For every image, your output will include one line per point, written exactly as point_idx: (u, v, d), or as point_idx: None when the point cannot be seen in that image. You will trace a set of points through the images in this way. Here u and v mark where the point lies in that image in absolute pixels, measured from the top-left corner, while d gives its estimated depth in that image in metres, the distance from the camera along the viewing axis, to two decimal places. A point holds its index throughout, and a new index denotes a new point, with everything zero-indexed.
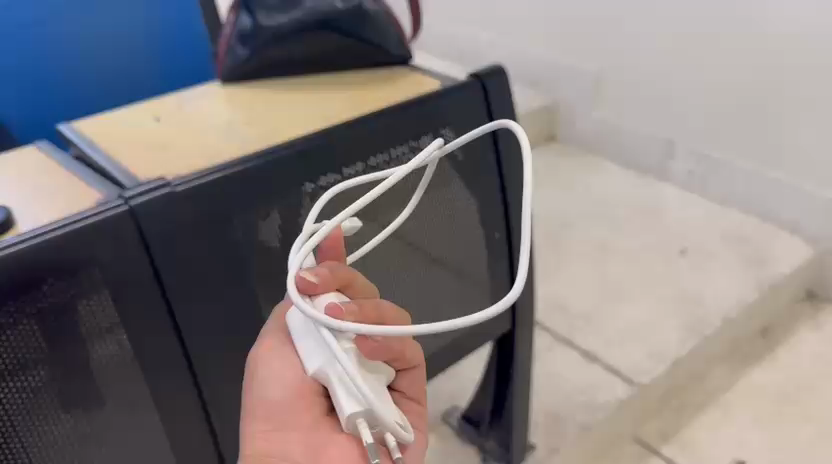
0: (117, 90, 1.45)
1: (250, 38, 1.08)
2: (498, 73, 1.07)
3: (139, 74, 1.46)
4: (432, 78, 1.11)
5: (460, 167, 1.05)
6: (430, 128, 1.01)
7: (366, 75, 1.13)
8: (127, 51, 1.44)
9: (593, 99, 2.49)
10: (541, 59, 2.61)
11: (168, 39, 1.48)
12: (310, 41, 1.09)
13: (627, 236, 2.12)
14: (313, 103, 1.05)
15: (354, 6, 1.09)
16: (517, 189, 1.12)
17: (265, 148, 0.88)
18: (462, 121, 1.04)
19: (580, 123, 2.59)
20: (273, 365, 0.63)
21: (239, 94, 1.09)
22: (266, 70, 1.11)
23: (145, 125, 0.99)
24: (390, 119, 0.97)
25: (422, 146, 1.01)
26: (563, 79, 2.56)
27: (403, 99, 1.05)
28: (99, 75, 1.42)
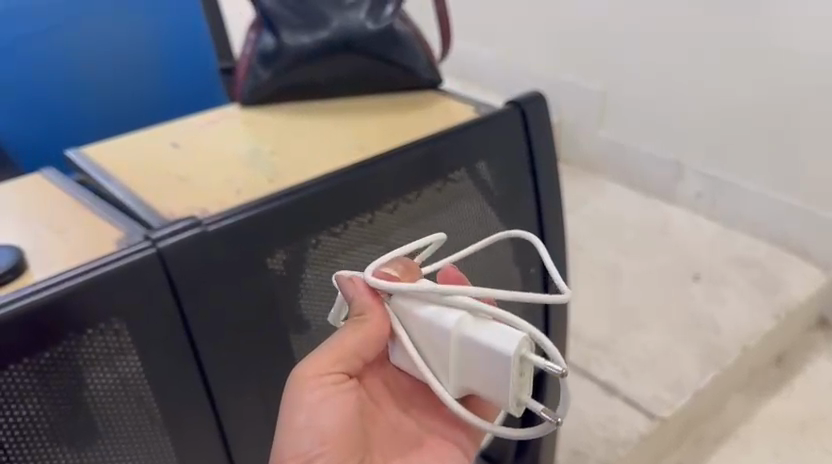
0: (118, 109, 1.37)
1: (272, 61, 1.02)
2: (540, 101, 1.01)
3: (140, 88, 1.39)
4: (465, 104, 1.06)
5: (496, 201, 0.99)
6: (470, 158, 0.96)
7: (394, 98, 1.07)
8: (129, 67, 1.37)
9: (597, 116, 2.45)
10: (543, 74, 2.57)
11: (166, 50, 1.40)
12: (336, 63, 1.03)
13: (637, 259, 2.07)
14: (343, 128, 0.99)
15: (384, 27, 1.04)
16: (553, 223, 1.06)
17: (301, 182, 0.82)
18: (501, 151, 0.99)
19: (583, 141, 2.55)
20: (324, 404, 0.68)
21: (261, 118, 1.02)
22: (287, 92, 1.05)
23: (161, 152, 0.92)
24: (429, 150, 0.91)
25: (457, 181, 0.95)
26: (566, 95, 2.52)
27: (439, 127, 0.99)
28: (100, 91, 1.34)
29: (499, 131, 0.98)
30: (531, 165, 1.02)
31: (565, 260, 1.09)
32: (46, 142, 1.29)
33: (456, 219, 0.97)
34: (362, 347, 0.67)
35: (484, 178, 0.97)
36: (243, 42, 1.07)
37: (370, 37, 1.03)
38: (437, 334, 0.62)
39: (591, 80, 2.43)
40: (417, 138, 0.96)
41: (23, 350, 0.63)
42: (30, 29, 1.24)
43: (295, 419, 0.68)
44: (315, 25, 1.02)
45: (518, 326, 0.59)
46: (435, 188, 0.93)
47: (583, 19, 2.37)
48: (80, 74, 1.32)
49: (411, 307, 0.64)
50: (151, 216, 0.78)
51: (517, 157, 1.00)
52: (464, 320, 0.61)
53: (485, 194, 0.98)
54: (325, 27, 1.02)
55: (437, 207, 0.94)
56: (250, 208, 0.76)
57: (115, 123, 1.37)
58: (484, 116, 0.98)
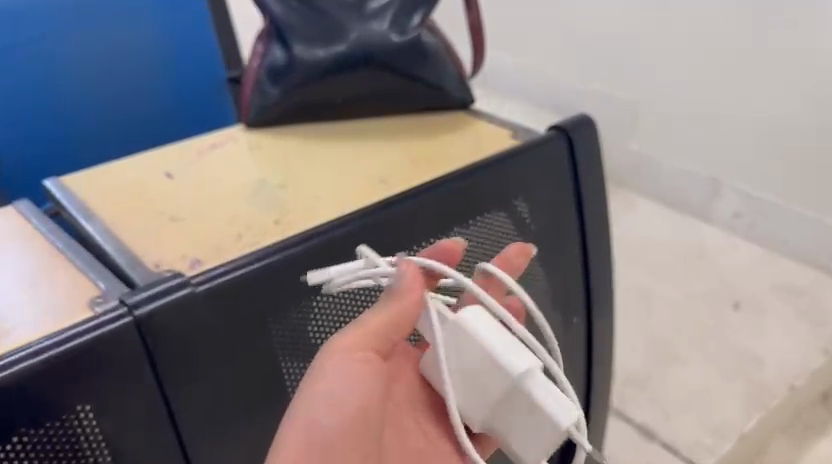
0: (122, 116, 1.11)
1: (283, 79, 0.90)
2: (589, 127, 0.88)
3: (151, 100, 1.14)
4: (501, 128, 0.93)
5: (536, 243, 0.86)
6: (510, 195, 0.83)
7: (422, 121, 0.94)
8: (140, 75, 1.12)
9: (628, 128, 2.25)
10: (569, 82, 2.39)
11: (179, 56, 1.15)
12: (357, 80, 0.91)
13: (673, 284, 1.90)
14: (365, 156, 0.86)
15: (412, 39, 0.91)
16: (602, 268, 0.93)
17: (312, 228, 0.69)
18: (544, 188, 0.85)
19: (612, 155, 2.33)
20: (346, 384, 0.52)
21: (271, 142, 0.89)
22: (300, 111, 0.92)
23: (152, 184, 0.79)
24: (460, 185, 0.78)
25: (493, 221, 0.82)
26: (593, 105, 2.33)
27: (475, 158, 0.86)
28: (102, 98, 1.09)
29: (543, 163, 0.85)
30: (577, 200, 0.88)
31: (613, 306, 0.96)
32: (35, 158, 1.04)
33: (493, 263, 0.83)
34: (402, 322, 0.53)
35: (523, 217, 0.84)
36: (250, 54, 0.94)
37: (392, 53, 0.90)
38: (486, 363, 0.51)
39: (620, 89, 2.23)
40: (449, 171, 0.83)
41: (16, 419, 0.53)
42: (13, 19, 1.00)
43: (305, 400, 0.52)
44: (330, 37, 0.89)
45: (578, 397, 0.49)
46: (468, 229, 0.80)
47: (612, 22, 2.17)
48: (77, 73, 1.07)
49: (467, 325, 0.52)
50: (130, 268, 0.65)
51: (563, 192, 0.87)
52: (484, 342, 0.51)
53: (528, 235, 0.85)
54: (344, 39, 0.89)
55: (471, 252, 0.81)
56: (251, 261, 0.63)
57: (120, 134, 1.11)
58: (524, 144, 0.85)
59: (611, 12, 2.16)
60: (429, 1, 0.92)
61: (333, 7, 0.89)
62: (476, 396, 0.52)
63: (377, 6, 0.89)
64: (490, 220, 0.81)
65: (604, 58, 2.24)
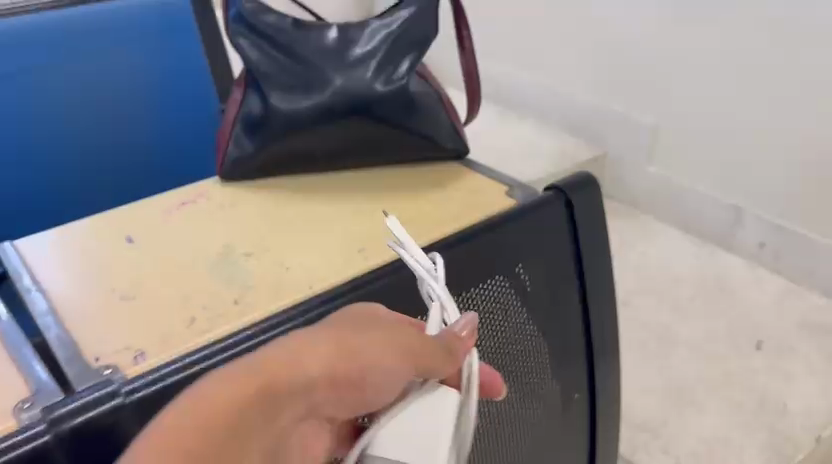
0: (121, 160, 1.09)
1: (261, 132, 0.83)
2: (593, 189, 0.80)
3: (143, 139, 1.10)
4: (497, 182, 0.85)
5: (537, 315, 0.78)
6: (505, 265, 0.74)
7: (410, 176, 0.87)
8: (131, 113, 1.09)
9: (645, 152, 2.05)
10: (582, 97, 2.16)
11: (171, 91, 1.11)
12: (340, 131, 0.84)
13: (691, 320, 1.75)
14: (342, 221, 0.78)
15: (399, 86, 0.83)
16: (605, 340, 0.84)
17: (275, 315, 0.61)
18: (542, 255, 0.77)
19: (629, 176, 2.13)
20: (348, 356, 0.40)
21: (242, 203, 0.82)
22: (279, 165, 0.86)
23: (111, 253, 0.73)
24: (450, 258, 0.70)
25: (489, 294, 0.74)
26: (605, 124, 2.12)
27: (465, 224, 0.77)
28: (94, 140, 1.06)
29: (541, 229, 0.77)
30: (579, 265, 0.80)
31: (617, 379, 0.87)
32: (36, 207, 1.02)
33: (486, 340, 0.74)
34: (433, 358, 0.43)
35: (522, 288, 0.76)
36: (229, 102, 0.88)
37: (378, 104, 0.83)
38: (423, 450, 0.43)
39: (638, 109, 2.02)
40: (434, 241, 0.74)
41: None
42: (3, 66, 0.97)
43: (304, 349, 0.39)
44: (311, 87, 0.82)
45: None
46: (461, 305, 0.72)
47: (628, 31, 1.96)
48: (73, 118, 1.04)
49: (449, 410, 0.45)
50: (63, 362, 0.58)
51: (564, 257, 0.79)
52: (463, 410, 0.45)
53: (525, 307, 0.77)
54: (325, 87, 0.81)
55: None
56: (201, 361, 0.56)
57: (121, 179, 1.09)
58: (519, 207, 0.77)
59: (629, 23, 1.96)
60: (418, 47, 0.84)
61: (314, 55, 0.82)
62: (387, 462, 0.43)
63: (361, 53, 0.82)
64: (481, 293, 0.73)
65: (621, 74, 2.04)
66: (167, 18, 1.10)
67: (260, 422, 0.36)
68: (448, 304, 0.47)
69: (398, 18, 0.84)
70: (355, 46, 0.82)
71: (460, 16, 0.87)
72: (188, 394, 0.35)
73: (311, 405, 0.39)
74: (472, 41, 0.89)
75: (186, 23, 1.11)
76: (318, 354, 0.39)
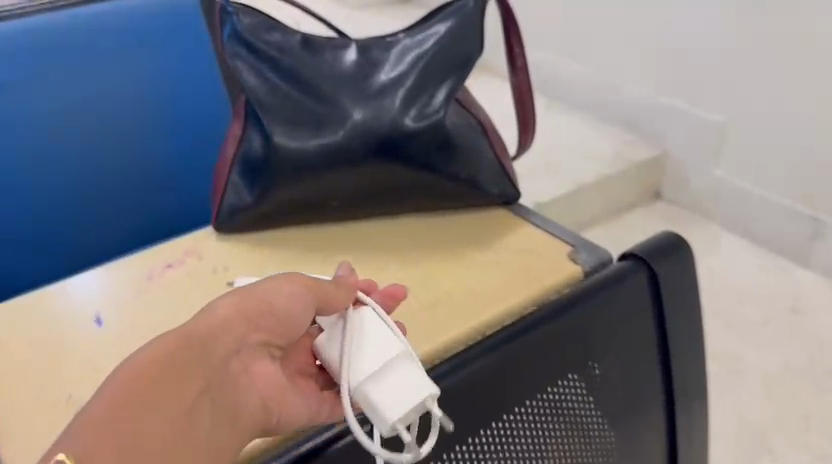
0: (111, 204, 0.83)
1: (263, 176, 0.68)
2: (686, 257, 0.63)
3: (144, 160, 0.84)
4: (554, 237, 0.68)
5: (614, 426, 0.59)
6: (573, 360, 0.56)
7: (445, 227, 0.71)
8: (128, 125, 0.82)
9: (710, 150, 1.54)
10: (634, 87, 1.66)
11: (177, 94, 0.85)
12: (359, 174, 0.68)
13: (761, 347, 1.32)
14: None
15: (434, 120, 0.66)
16: (692, 430, 0.64)
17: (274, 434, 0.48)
18: (619, 345, 0.59)
19: (687, 176, 1.62)
20: (263, 297, 0.45)
21: (239, 266, 0.67)
22: (285, 213, 0.70)
23: (75, 343, 0.59)
24: (500, 357, 0.53)
25: (551, 402, 0.56)
26: (660, 119, 1.62)
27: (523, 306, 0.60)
28: (80, 163, 0.80)
29: (618, 310, 0.58)
30: (664, 355, 0.61)
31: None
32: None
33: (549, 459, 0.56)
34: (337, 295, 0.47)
35: (594, 392, 0.58)
36: (227, 135, 0.72)
37: (408, 143, 0.66)
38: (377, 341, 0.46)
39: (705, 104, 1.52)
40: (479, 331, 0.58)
41: None
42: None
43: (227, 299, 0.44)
44: (323, 123, 0.66)
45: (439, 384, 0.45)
46: (516, 420, 0.54)
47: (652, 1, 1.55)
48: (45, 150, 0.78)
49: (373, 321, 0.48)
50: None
51: (645, 345, 0.60)
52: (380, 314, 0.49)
53: (597, 412, 0.58)
54: (343, 123, 0.65)
55: (523, 448, 0.54)
56: None
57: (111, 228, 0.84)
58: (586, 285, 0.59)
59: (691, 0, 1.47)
60: (459, 70, 0.67)
61: (328, 81, 0.66)
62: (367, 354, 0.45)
63: (388, 79, 0.66)
64: (544, 402, 0.55)
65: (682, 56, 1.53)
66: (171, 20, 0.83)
67: (188, 369, 0.40)
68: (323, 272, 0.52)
69: (433, 34, 0.67)
70: (380, 70, 0.66)
71: (510, 28, 0.70)
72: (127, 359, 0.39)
73: (241, 345, 0.44)
74: (526, 59, 0.71)
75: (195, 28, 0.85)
76: (217, 314, 0.43)
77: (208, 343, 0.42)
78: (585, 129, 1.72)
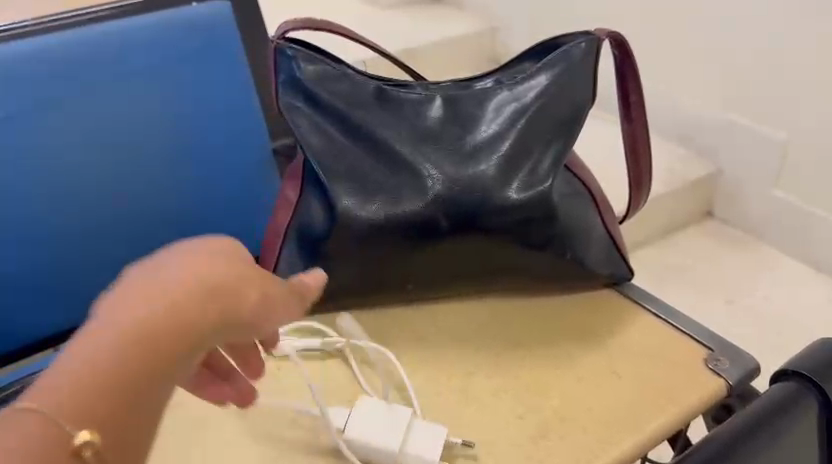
0: (121, 253, 0.72)
1: (324, 253, 0.56)
2: None
3: (166, 205, 0.73)
4: (679, 333, 0.55)
5: None
6: None
7: (545, 317, 0.58)
8: (149, 171, 0.72)
9: (770, 170, 1.38)
10: (681, 98, 1.48)
11: (204, 132, 0.74)
12: (442, 253, 0.56)
13: None
14: (447, 420, 0.50)
15: (540, 192, 0.54)
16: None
17: None
18: None
19: (740, 196, 1.46)
20: (225, 281, 0.28)
21: (295, 367, 0.54)
22: (354, 295, 0.58)
23: None
24: None
25: None
26: (713, 136, 1.45)
27: (657, 435, 0.48)
28: (99, 216, 0.70)
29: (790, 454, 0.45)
30: None
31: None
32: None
33: None
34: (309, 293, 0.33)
35: None
36: (277, 199, 0.60)
37: (506, 216, 0.54)
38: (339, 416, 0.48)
39: (767, 119, 1.35)
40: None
41: None
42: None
43: (161, 265, 0.27)
44: (401, 191, 0.53)
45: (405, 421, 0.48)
46: None
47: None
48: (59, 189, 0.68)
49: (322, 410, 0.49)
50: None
51: None
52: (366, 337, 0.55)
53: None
54: (425, 191, 0.53)
55: None
56: None
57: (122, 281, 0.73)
58: (744, 420, 0.44)
59: (758, 6, 1.29)
60: (568, 127, 0.54)
61: (407, 141, 0.53)
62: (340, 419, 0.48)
63: (482, 138, 0.53)
64: None
65: (743, 67, 1.35)
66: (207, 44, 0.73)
67: (174, 364, 0.25)
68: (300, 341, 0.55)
69: (535, 85, 0.54)
70: (474, 126, 0.54)
71: (626, 71, 0.58)
72: (68, 353, 0.24)
73: (236, 330, 0.28)
74: (642, 105, 0.60)
75: (234, 55, 0.74)
76: (208, 279, 0.27)
77: (223, 313, 0.27)
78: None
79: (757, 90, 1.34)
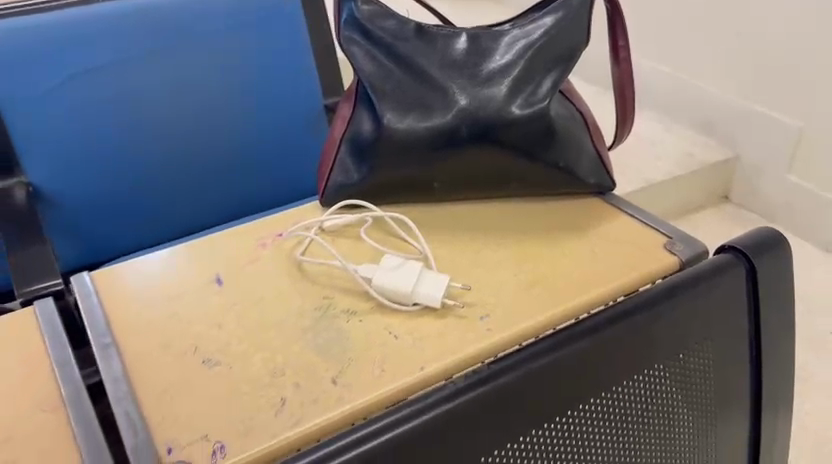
0: (197, 174, 0.97)
1: (370, 157, 0.71)
2: (785, 255, 0.64)
3: (232, 139, 0.98)
4: (643, 224, 0.70)
5: (703, 408, 0.62)
6: (670, 347, 0.58)
7: (542, 212, 0.73)
8: (222, 111, 0.96)
9: (783, 153, 1.48)
10: (704, 89, 1.60)
11: (267, 86, 0.98)
12: (463, 160, 0.70)
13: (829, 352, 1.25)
14: (461, 273, 0.65)
15: (539, 111, 0.68)
16: (776, 408, 0.67)
17: (402, 397, 0.52)
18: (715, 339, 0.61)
19: (759, 182, 1.57)
20: None
21: (344, 239, 0.70)
22: (392, 192, 0.73)
23: (197, 301, 0.63)
24: (610, 337, 0.55)
25: (651, 381, 0.58)
26: (731, 124, 1.57)
27: (622, 291, 0.63)
28: (182, 142, 0.95)
29: (712, 302, 0.60)
30: (753, 348, 0.64)
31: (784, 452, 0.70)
32: (97, 224, 0.91)
33: (642, 432, 0.59)
34: None
35: (689, 373, 0.60)
36: (334, 116, 0.77)
37: (513, 129, 0.69)
38: (368, 271, 0.62)
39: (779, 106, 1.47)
40: (573, 314, 0.60)
41: None
42: (64, 67, 0.86)
43: None
44: (432, 107, 0.69)
45: (418, 270, 0.61)
46: (616, 397, 0.56)
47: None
48: (151, 123, 0.92)
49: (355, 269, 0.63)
50: (132, 456, 0.49)
51: (738, 340, 0.63)
52: (392, 217, 0.71)
53: (679, 398, 0.61)
54: (449, 108, 0.68)
55: (622, 423, 0.57)
56: (308, 451, 0.47)
57: (198, 198, 0.97)
58: (675, 280, 0.59)
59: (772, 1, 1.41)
60: (564, 61, 0.69)
61: (438, 68, 0.69)
62: (369, 272, 0.62)
63: (496, 67, 0.69)
64: (645, 380, 0.58)
65: (759, 57, 1.47)
66: (265, 18, 0.97)
67: None
68: (342, 218, 0.70)
69: (540, 26, 0.69)
70: (490, 58, 0.69)
71: (616, 22, 0.72)
72: None
73: None
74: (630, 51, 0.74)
75: (286, 27, 0.98)
76: None
77: None
78: (653, 128, 1.68)
79: (770, 79, 1.46)
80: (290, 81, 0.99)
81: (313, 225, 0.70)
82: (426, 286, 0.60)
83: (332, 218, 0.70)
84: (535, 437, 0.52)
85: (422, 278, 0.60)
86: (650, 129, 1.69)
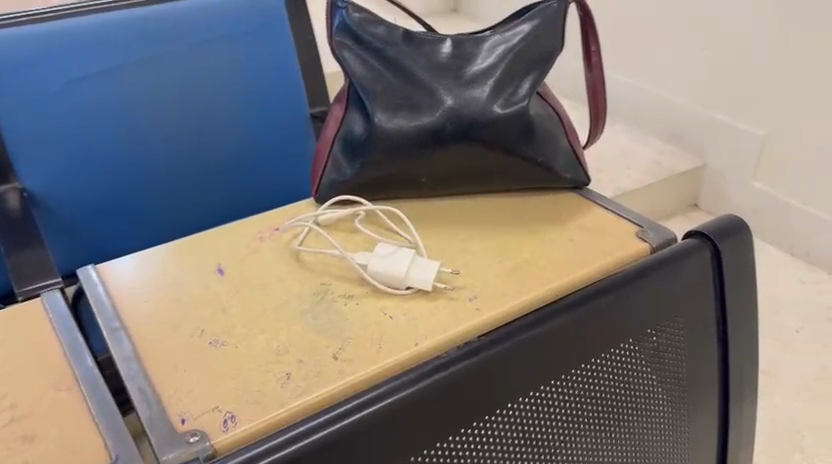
0: (196, 174, 1.00)
1: (361, 154, 0.75)
2: (748, 241, 0.69)
3: (232, 140, 1.01)
4: (615, 215, 0.76)
5: (674, 383, 0.67)
6: (642, 324, 0.64)
7: (522, 205, 0.78)
8: (222, 113, 1.00)
9: (750, 160, 1.54)
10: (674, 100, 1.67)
11: (264, 89, 1.02)
12: (448, 155, 0.75)
13: (792, 346, 1.30)
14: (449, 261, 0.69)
15: (519, 109, 0.73)
16: (743, 386, 0.72)
17: (400, 370, 0.56)
18: (683, 319, 0.66)
19: (728, 188, 1.63)
20: None
21: (338, 233, 0.74)
22: (381, 188, 0.77)
23: (201, 289, 0.66)
24: (587, 314, 0.60)
25: (625, 356, 0.63)
26: (699, 133, 1.64)
27: (599, 274, 0.68)
28: (183, 143, 0.98)
29: (680, 283, 0.65)
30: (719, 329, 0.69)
31: (752, 429, 0.75)
32: (100, 223, 0.94)
33: (618, 404, 0.63)
34: None
35: (660, 350, 0.65)
36: (327, 118, 0.81)
37: (494, 127, 0.73)
38: (363, 258, 0.66)
39: (744, 115, 1.53)
40: (555, 294, 0.65)
41: None
42: (74, 68, 0.89)
43: None
44: (419, 107, 0.73)
45: (409, 256, 0.65)
46: (593, 370, 0.61)
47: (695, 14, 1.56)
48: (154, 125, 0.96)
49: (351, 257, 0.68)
50: (148, 426, 0.52)
51: (705, 321, 0.68)
52: (383, 210, 0.75)
53: (653, 372, 0.65)
54: (435, 108, 0.73)
55: (600, 395, 0.62)
56: (311, 420, 0.50)
57: (200, 197, 1.01)
58: (647, 261, 0.65)
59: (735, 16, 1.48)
60: (541, 63, 0.75)
61: (425, 70, 0.74)
62: (364, 259, 0.66)
63: (479, 69, 0.74)
64: (618, 355, 0.63)
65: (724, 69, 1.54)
66: (263, 25, 1.01)
67: None
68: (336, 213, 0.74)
69: (520, 32, 0.75)
70: (473, 62, 0.74)
71: (589, 29, 0.78)
72: None
73: None
74: (601, 56, 0.80)
75: (280, 34, 1.02)
76: None
77: None
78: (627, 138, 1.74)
79: (735, 90, 1.53)
80: (283, 85, 1.03)
81: (308, 219, 0.74)
82: (418, 269, 0.65)
83: (326, 212, 0.74)
84: (520, 404, 0.57)
85: (414, 262, 0.65)
86: (624, 139, 1.75)
